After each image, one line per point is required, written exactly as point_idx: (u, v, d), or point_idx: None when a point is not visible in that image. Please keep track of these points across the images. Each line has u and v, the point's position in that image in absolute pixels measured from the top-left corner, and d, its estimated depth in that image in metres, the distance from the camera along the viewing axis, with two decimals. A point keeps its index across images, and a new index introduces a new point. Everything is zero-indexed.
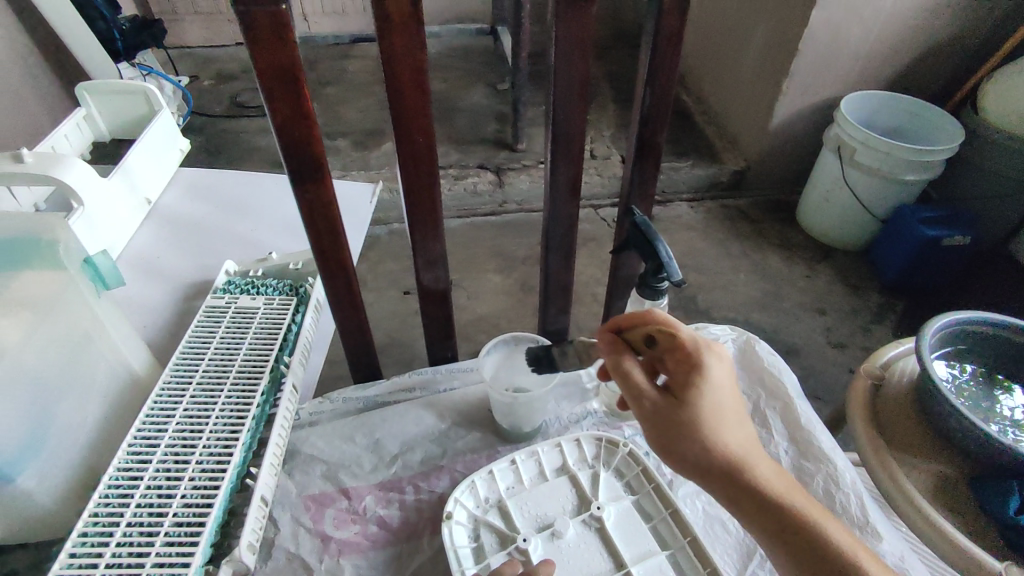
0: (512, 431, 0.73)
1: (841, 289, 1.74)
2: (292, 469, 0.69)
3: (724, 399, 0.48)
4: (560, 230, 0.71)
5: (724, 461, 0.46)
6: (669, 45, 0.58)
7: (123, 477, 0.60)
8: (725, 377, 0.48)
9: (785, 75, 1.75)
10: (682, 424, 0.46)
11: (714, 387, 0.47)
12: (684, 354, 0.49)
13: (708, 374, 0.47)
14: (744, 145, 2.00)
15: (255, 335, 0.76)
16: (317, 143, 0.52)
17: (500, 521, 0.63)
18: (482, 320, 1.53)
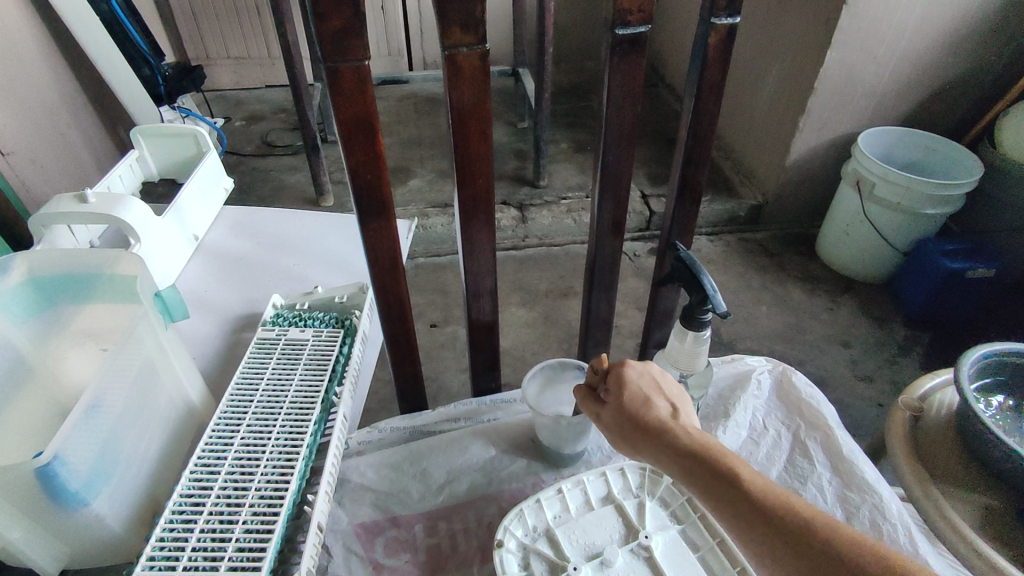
0: (556, 450, 0.74)
1: (864, 321, 1.75)
2: (343, 498, 0.71)
3: (644, 389, 0.55)
4: (606, 268, 0.74)
5: (654, 438, 0.52)
6: (712, 94, 0.62)
7: (186, 503, 0.62)
8: (644, 373, 0.57)
9: (800, 112, 1.80)
10: (618, 418, 0.55)
11: (635, 382, 0.56)
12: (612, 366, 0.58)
13: (626, 373, 0.56)
14: (761, 180, 2.04)
15: (305, 366, 0.79)
16: (386, 184, 0.55)
17: (549, 549, 0.64)
18: (509, 353, 1.55)
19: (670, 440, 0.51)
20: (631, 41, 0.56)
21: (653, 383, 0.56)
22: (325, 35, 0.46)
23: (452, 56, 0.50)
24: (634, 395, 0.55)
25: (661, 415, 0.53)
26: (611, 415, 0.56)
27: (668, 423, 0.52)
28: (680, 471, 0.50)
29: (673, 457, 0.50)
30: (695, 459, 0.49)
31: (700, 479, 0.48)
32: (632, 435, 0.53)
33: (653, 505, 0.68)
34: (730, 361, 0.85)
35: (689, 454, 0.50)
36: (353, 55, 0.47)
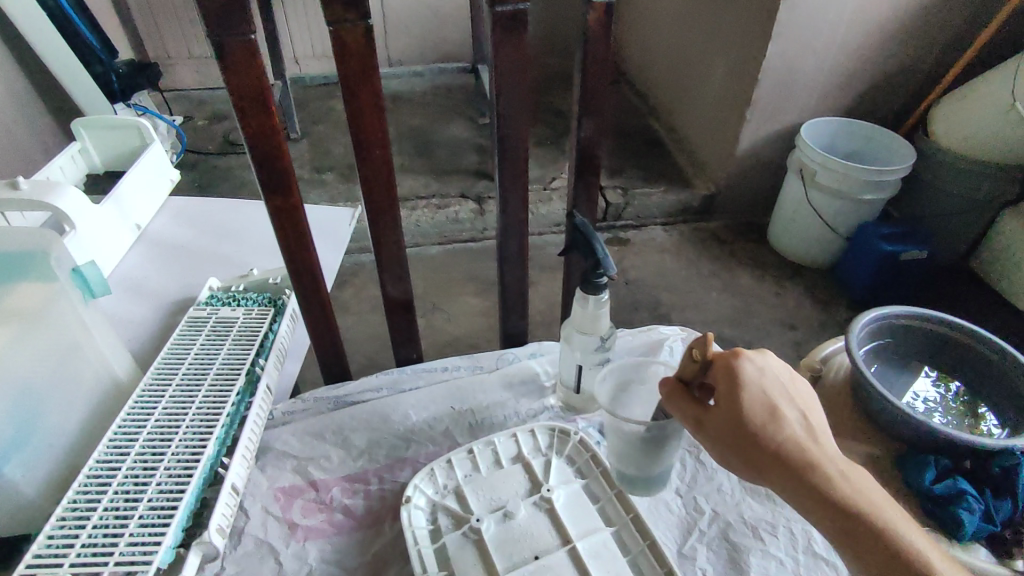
0: (636, 475, 0.68)
1: (809, 305, 1.80)
2: (264, 464, 0.73)
3: (772, 400, 0.51)
4: (514, 239, 0.76)
5: (785, 464, 0.49)
6: (598, 70, 0.66)
7: (102, 468, 0.65)
8: (765, 377, 0.52)
9: (746, 104, 1.85)
10: (738, 433, 0.51)
11: (756, 391, 0.52)
12: (724, 365, 0.53)
13: (745, 379, 0.52)
14: (712, 171, 2.09)
15: (234, 342, 0.81)
16: (285, 155, 0.58)
17: (456, 504, 0.68)
18: (462, 341, 1.59)
19: (806, 469, 0.49)
20: (511, 16, 0.58)
21: (775, 389, 0.52)
22: (209, 10, 0.49)
23: (337, 32, 0.53)
24: (758, 410, 0.51)
25: (792, 434, 0.50)
26: (723, 425, 0.52)
27: (803, 447, 0.50)
28: (807, 498, 0.49)
29: (804, 485, 0.49)
30: (830, 492, 0.48)
31: (833, 510, 0.48)
32: (756, 452, 0.50)
33: (557, 463, 0.72)
34: (645, 330, 0.89)
35: (826, 486, 0.49)
36: (237, 28, 0.50)
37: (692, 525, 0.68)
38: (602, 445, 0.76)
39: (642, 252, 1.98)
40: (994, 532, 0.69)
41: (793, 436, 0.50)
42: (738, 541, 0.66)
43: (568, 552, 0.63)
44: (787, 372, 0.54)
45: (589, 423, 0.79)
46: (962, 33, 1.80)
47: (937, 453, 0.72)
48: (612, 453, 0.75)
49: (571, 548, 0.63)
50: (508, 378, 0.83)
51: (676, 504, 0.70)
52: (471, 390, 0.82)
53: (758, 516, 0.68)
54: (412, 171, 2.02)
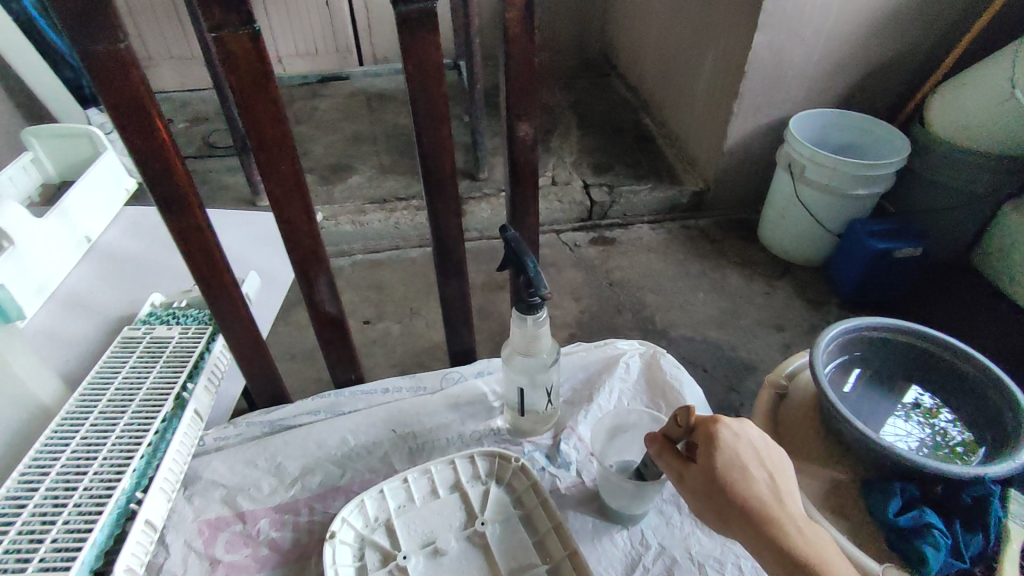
0: (620, 512, 0.66)
1: (799, 305, 1.74)
2: (191, 494, 0.70)
3: (746, 462, 0.53)
4: (453, 245, 0.73)
5: (752, 522, 0.51)
6: (521, 71, 0.64)
7: (10, 504, 0.61)
8: (741, 440, 0.54)
9: (734, 97, 1.78)
10: (710, 488, 0.53)
11: (732, 451, 0.53)
12: (703, 424, 0.55)
13: (721, 440, 0.54)
14: (702, 166, 2.03)
15: (165, 363, 0.77)
16: (180, 172, 0.55)
17: (386, 541, 0.63)
18: (438, 347, 1.55)
19: (773, 529, 0.50)
20: (418, 16, 0.55)
21: (751, 452, 0.54)
22: (68, 18, 0.44)
23: (220, 38, 0.49)
24: (730, 469, 0.53)
25: (761, 495, 0.52)
26: (699, 480, 0.53)
27: (772, 507, 0.51)
28: (771, 557, 0.50)
29: (769, 544, 0.50)
30: (792, 554, 0.50)
31: (793, 571, 0.50)
32: (726, 509, 0.52)
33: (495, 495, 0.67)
34: (601, 345, 0.85)
35: (788, 546, 0.50)
36: (105, 36, 0.46)
37: (635, 561, 0.64)
38: (546, 472, 0.72)
39: (628, 252, 1.92)
40: (963, 568, 0.64)
41: (764, 496, 0.52)
42: None
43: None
44: (765, 437, 0.56)
45: (535, 447, 0.75)
46: (962, 19, 1.72)
47: (903, 478, 0.68)
48: (556, 481, 0.71)
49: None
50: (454, 398, 0.79)
51: (622, 538, 0.66)
52: (414, 412, 0.78)
53: (705, 551, 0.64)
54: (393, 171, 1.96)
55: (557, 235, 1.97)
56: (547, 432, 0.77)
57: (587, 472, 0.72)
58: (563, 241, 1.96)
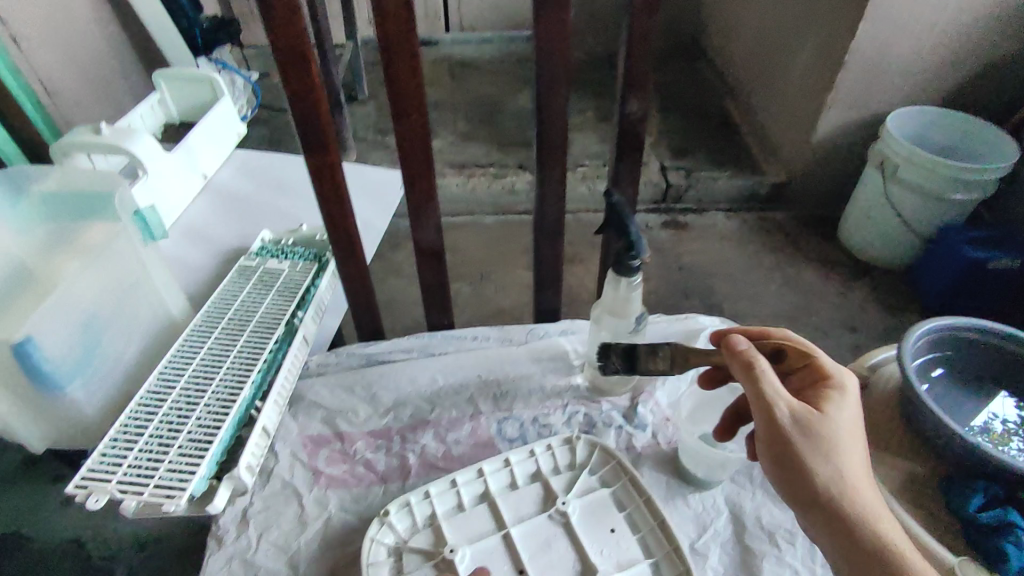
0: (703, 479, 0.69)
1: (874, 308, 1.69)
2: (296, 411, 0.77)
3: (846, 429, 0.50)
4: (555, 203, 0.76)
5: (852, 488, 0.47)
6: (641, 42, 0.66)
7: (151, 399, 0.70)
8: (856, 413, 0.52)
9: (830, 90, 1.71)
10: (824, 437, 0.48)
11: (853, 417, 0.51)
12: (829, 378, 0.53)
13: (846, 399, 0.51)
14: (786, 157, 1.97)
15: (276, 293, 0.84)
16: (325, 117, 0.60)
17: (425, 543, 0.63)
18: (505, 313, 1.59)
19: (866, 504, 0.47)
20: None
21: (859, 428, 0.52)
22: None
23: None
24: (852, 431, 0.49)
25: (862, 468, 0.49)
26: (811, 421, 0.49)
27: (869, 485, 0.48)
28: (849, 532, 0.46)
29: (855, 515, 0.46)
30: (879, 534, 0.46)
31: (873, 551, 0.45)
32: (831, 461, 0.48)
33: (554, 448, 0.72)
34: (682, 319, 0.86)
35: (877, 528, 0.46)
36: None
37: (707, 522, 0.67)
38: (622, 430, 0.75)
39: (700, 238, 1.91)
40: None
41: (863, 471, 0.49)
42: (751, 544, 0.64)
43: (555, 513, 0.65)
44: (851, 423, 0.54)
45: (614, 406, 0.78)
46: None
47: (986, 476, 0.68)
48: (632, 440, 0.74)
49: (567, 531, 0.64)
50: (538, 352, 0.83)
51: (694, 499, 0.69)
52: (499, 361, 0.82)
53: (776, 522, 0.66)
54: (474, 140, 2.00)
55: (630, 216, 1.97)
56: (626, 394, 0.80)
57: (662, 435, 0.75)
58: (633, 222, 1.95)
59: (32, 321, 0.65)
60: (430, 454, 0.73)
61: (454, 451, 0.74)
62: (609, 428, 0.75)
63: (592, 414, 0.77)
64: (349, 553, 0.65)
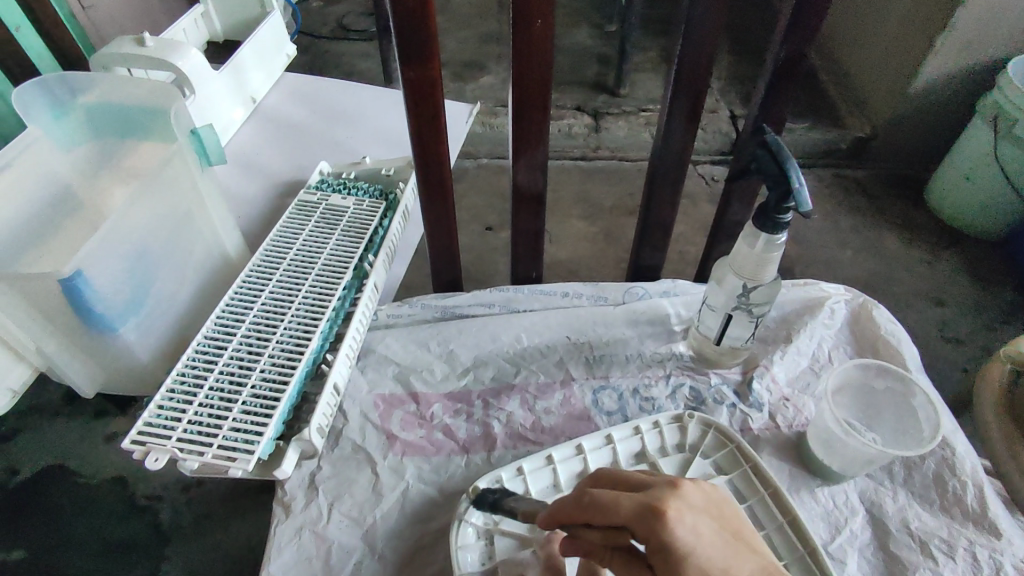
0: (835, 471, 0.60)
1: (969, 285, 1.24)
2: (365, 366, 0.68)
3: (714, 558, 0.36)
4: (679, 136, 0.64)
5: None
6: None
7: (210, 345, 0.62)
8: (703, 532, 0.36)
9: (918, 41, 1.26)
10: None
11: (699, 560, 0.36)
12: (646, 528, 0.36)
13: (681, 548, 0.36)
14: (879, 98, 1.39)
15: (342, 233, 0.74)
16: (432, 22, 0.50)
17: (518, 526, 0.56)
18: (557, 266, 1.19)
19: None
20: None
21: (717, 539, 0.37)
22: None
23: None
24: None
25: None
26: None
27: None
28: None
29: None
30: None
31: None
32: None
33: (661, 426, 0.63)
34: (803, 284, 0.75)
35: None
36: None
37: (841, 523, 0.58)
38: (736, 409, 0.66)
39: None
40: None
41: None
42: (896, 551, 0.56)
43: None
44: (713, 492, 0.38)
45: (724, 381, 0.69)
46: None
47: None
48: (746, 421, 0.66)
49: None
50: (636, 315, 0.73)
51: (823, 493, 0.60)
52: (592, 322, 0.72)
53: (927, 528, 0.57)
54: None
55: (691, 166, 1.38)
56: (737, 367, 0.70)
57: (782, 417, 0.66)
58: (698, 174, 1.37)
59: (88, 250, 0.57)
60: (517, 424, 0.65)
61: (544, 422, 0.66)
62: (721, 406, 0.67)
63: (699, 387, 0.68)
64: (432, 529, 0.58)
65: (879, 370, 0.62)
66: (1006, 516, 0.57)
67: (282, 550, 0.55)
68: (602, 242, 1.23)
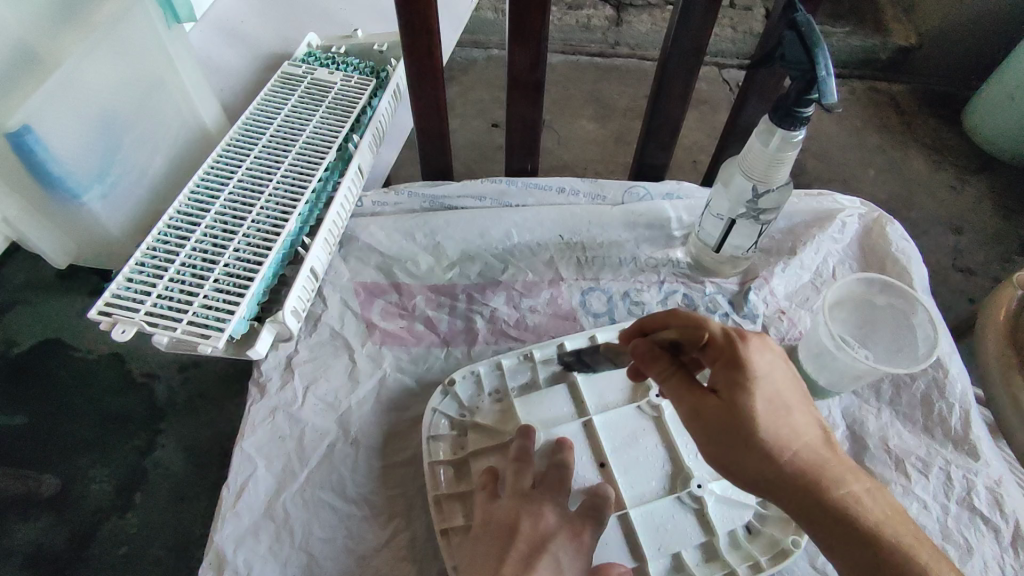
0: (822, 387, 0.58)
1: (992, 214, 1.12)
2: (347, 254, 0.65)
3: (780, 389, 0.39)
4: (700, 18, 0.57)
5: (796, 471, 0.37)
6: None
7: (183, 221, 0.59)
8: (775, 370, 0.39)
9: None
10: (740, 438, 0.37)
11: (767, 384, 0.38)
12: (726, 344, 0.39)
13: (754, 369, 0.38)
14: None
15: (327, 110, 0.68)
16: None
17: (490, 420, 0.55)
18: (560, 168, 1.13)
19: (828, 483, 0.37)
20: None
21: (785, 382, 0.40)
22: None
23: None
24: (773, 408, 0.38)
25: (807, 440, 0.38)
26: (725, 420, 0.38)
27: (821, 454, 0.38)
28: (833, 521, 0.36)
29: (826, 505, 0.36)
30: (859, 517, 0.36)
31: (864, 543, 0.36)
32: (764, 462, 0.37)
33: None
34: (816, 194, 0.70)
35: (852, 508, 0.36)
36: None
37: None
38: (728, 319, 0.64)
39: None
40: None
41: (809, 439, 0.38)
42: (872, 467, 0.56)
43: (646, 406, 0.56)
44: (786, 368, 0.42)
45: (719, 290, 0.66)
46: None
47: None
48: None
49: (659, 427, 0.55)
50: (634, 217, 0.68)
51: (805, 408, 0.59)
52: (588, 222, 0.68)
53: (906, 447, 0.56)
54: None
55: (713, 69, 1.25)
56: (734, 277, 0.67)
57: (774, 329, 0.64)
58: (719, 77, 1.24)
59: (34, 103, 0.52)
60: (500, 320, 0.64)
61: (528, 320, 0.64)
62: (713, 315, 0.65)
63: (692, 295, 0.66)
64: (407, 418, 0.58)
65: (882, 286, 0.59)
66: (990, 441, 0.56)
67: (255, 427, 0.55)
68: (612, 145, 1.16)
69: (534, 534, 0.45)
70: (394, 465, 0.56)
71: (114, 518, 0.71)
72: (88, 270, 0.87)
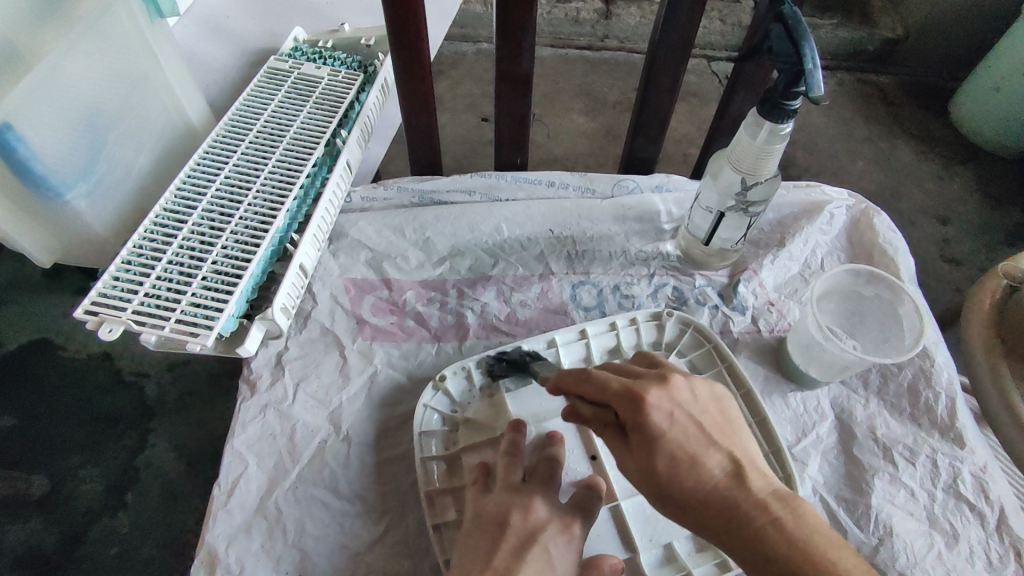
0: (810, 376, 0.59)
1: (978, 205, 1.13)
2: (337, 250, 0.65)
3: (683, 437, 0.40)
4: (688, 8, 0.56)
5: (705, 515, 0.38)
6: None
7: (170, 218, 0.58)
8: (676, 422, 0.40)
9: None
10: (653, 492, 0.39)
11: (666, 439, 0.39)
12: (627, 408, 0.41)
13: (650, 427, 0.40)
14: None
15: (314, 105, 0.68)
16: None
17: (481, 415, 0.55)
18: (550, 162, 1.13)
19: (736, 520, 0.37)
20: None
21: (688, 426, 0.40)
22: None
23: None
24: (672, 464, 0.39)
25: (715, 480, 0.39)
26: (638, 474, 0.40)
27: (727, 494, 0.38)
28: (750, 555, 0.37)
29: (736, 540, 0.38)
30: (768, 547, 0.37)
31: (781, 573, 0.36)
32: (675, 509, 0.39)
33: (638, 324, 0.61)
34: (805, 186, 0.70)
35: (763, 543, 0.37)
36: None
37: (809, 427, 0.58)
38: (718, 311, 0.65)
39: None
40: None
41: (718, 480, 0.39)
42: (860, 456, 0.56)
43: None
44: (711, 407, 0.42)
45: (708, 283, 0.66)
46: None
47: None
48: (726, 324, 0.64)
49: None
50: (624, 211, 0.68)
51: (795, 399, 0.60)
52: (578, 216, 0.68)
53: (894, 436, 0.57)
54: None
55: (702, 61, 1.25)
56: (724, 270, 0.67)
57: (764, 321, 0.64)
58: (707, 70, 1.24)
59: (12, 100, 0.51)
60: (492, 315, 0.64)
61: (519, 315, 0.64)
62: (703, 307, 0.65)
63: (682, 288, 0.66)
64: (398, 414, 0.58)
65: (870, 277, 0.60)
66: (976, 429, 0.57)
67: (247, 425, 0.55)
68: (603, 138, 1.16)
69: (524, 528, 0.45)
70: (386, 461, 0.56)
71: (105, 518, 0.71)
72: (74, 269, 0.86)
